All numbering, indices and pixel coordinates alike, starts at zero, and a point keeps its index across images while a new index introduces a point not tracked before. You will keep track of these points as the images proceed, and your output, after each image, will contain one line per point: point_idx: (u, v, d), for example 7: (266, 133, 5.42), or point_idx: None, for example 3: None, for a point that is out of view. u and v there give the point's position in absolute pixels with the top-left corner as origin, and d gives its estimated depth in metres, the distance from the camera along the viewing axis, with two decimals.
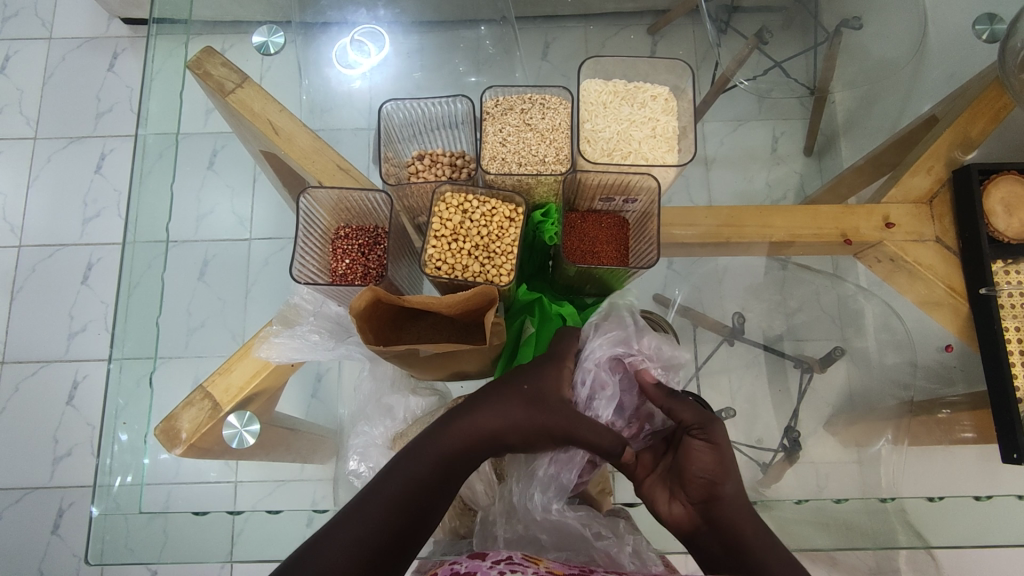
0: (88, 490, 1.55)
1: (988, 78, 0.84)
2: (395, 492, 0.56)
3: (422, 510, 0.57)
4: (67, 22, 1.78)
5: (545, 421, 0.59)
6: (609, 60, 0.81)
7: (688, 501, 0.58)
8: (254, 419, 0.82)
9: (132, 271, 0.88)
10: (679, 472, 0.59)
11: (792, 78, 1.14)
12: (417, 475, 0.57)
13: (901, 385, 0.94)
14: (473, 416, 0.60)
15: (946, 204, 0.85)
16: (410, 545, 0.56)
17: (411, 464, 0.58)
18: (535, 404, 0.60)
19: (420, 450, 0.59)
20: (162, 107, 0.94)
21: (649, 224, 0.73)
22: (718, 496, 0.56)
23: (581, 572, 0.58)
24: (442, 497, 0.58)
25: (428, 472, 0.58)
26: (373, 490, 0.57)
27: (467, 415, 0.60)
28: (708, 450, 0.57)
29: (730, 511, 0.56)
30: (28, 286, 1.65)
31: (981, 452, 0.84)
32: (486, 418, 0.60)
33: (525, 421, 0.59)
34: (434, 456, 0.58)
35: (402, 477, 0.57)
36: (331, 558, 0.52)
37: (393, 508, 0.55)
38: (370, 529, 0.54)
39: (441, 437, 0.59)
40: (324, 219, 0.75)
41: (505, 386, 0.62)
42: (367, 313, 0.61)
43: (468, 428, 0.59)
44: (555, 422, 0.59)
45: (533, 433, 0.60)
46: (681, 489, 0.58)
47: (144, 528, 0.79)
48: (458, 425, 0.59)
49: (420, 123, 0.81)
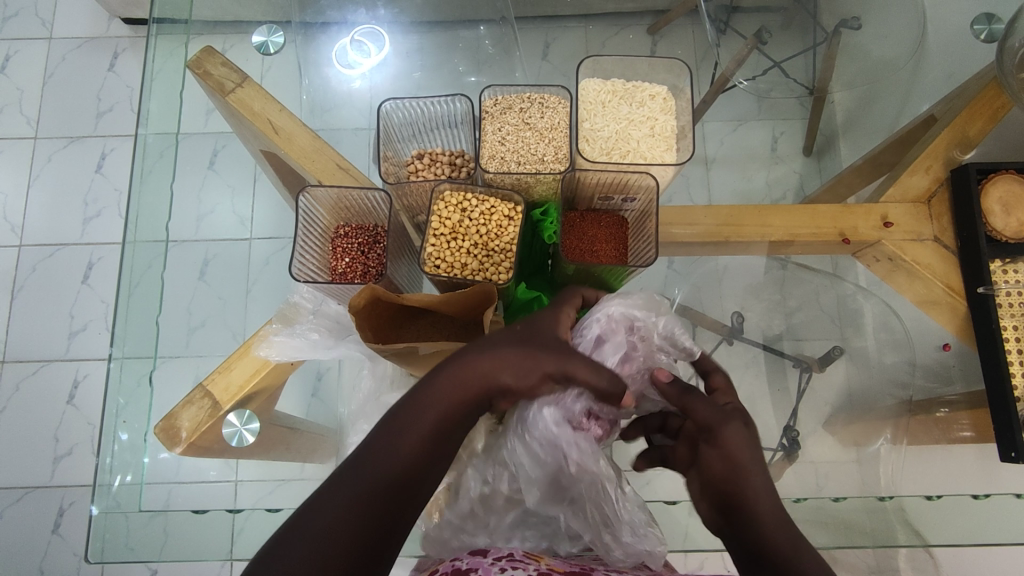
0: (89, 490, 1.55)
1: (985, 78, 0.84)
2: (385, 457, 0.52)
3: (415, 477, 0.53)
4: (67, 22, 1.79)
5: (538, 360, 0.56)
6: (607, 59, 0.82)
7: (710, 507, 0.57)
8: (254, 418, 0.81)
9: (132, 271, 0.88)
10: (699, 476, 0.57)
11: (793, 77, 1.16)
12: (407, 439, 0.53)
13: (900, 385, 0.93)
14: (464, 367, 0.56)
15: (944, 203, 0.85)
16: (404, 513, 0.52)
17: (398, 421, 0.54)
18: (531, 350, 0.57)
19: (410, 411, 0.54)
20: (162, 107, 0.94)
21: (647, 223, 0.73)
22: (738, 503, 0.54)
23: (582, 569, 0.59)
24: (437, 459, 0.55)
25: (418, 438, 0.54)
26: (360, 457, 0.53)
27: (455, 363, 0.56)
28: (726, 452, 0.54)
29: (762, 513, 0.53)
30: (28, 285, 1.65)
31: (980, 451, 0.86)
32: (481, 372, 0.56)
33: (516, 362, 0.56)
34: (425, 419, 0.54)
35: (391, 441, 0.53)
36: (318, 526, 0.49)
37: (382, 477, 0.52)
38: (360, 499, 0.50)
39: (431, 395, 0.55)
40: (323, 218, 0.75)
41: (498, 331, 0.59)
42: (366, 311, 0.62)
43: (460, 385, 0.55)
44: (548, 361, 0.56)
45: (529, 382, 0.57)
46: (704, 489, 0.56)
47: (144, 527, 0.79)
48: (448, 380, 0.55)
49: (419, 122, 0.81)
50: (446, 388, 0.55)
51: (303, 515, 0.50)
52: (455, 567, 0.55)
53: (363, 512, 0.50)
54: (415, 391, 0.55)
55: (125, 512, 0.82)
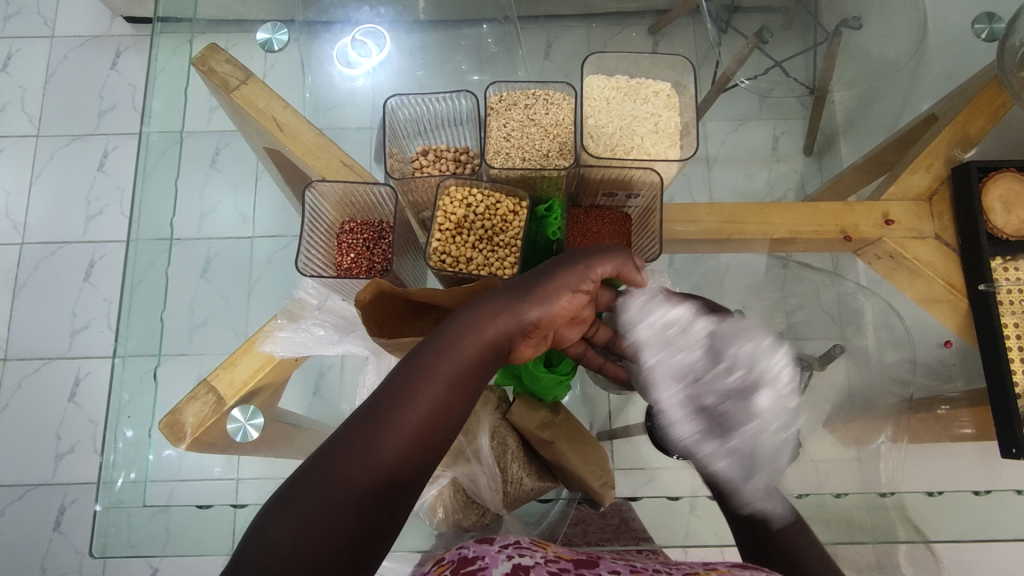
0: (91, 487, 1.55)
1: (987, 76, 0.85)
2: (397, 411, 0.50)
3: (431, 433, 0.51)
4: (69, 21, 1.79)
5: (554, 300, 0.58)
6: (610, 57, 0.82)
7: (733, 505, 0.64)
8: (258, 414, 0.82)
9: (135, 269, 0.89)
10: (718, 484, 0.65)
11: (792, 76, 1.16)
12: (424, 393, 0.51)
13: (901, 383, 0.90)
14: (477, 312, 0.55)
15: (946, 201, 0.86)
16: (416, 472, 0.50)
17: (414, 372, 0.52)
18: (546, 290, 0.58)
19: (426, 363, 0.52)
20: (166, 105, 0.95)
21: (651, 220, 0.75)
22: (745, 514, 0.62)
23: (588, 558, 0.59)
24: (453, 415, 0.52)
25: (435, 392, 0.51)
26: (371, 409, 0.50)
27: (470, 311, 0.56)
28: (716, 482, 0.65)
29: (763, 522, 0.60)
30: (30, 283, 1.65)
31: (981, 448, 0.87)
32: (498, 317, 0.56)
33: (532, 302, 0.58)
34: (441, 372, 0.52)
35: (405, 393, 0.51)
36: (332, 480, 0.47)
37: (397, 434, 0.49)
38: (372, 457, 0.48)
39: (448, 344, 0.53)
40: (328, 214, 0.75)
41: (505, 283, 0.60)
42: (371, 304, 0.62)
43: (477, 332, 0.55)
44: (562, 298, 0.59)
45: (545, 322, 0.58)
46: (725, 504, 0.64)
47: (147, 523, 0.80)
48: (467, 328, 0.55)
49: (425, 120, 0.81)
50: (464, 336, 0.54)
51: (310, 469, 0.48)
52: (462, 555, 0.56)
53: (375, 471, 0.48)
54: (423, 344, 0.53)
55: (127, 509, 0.81)
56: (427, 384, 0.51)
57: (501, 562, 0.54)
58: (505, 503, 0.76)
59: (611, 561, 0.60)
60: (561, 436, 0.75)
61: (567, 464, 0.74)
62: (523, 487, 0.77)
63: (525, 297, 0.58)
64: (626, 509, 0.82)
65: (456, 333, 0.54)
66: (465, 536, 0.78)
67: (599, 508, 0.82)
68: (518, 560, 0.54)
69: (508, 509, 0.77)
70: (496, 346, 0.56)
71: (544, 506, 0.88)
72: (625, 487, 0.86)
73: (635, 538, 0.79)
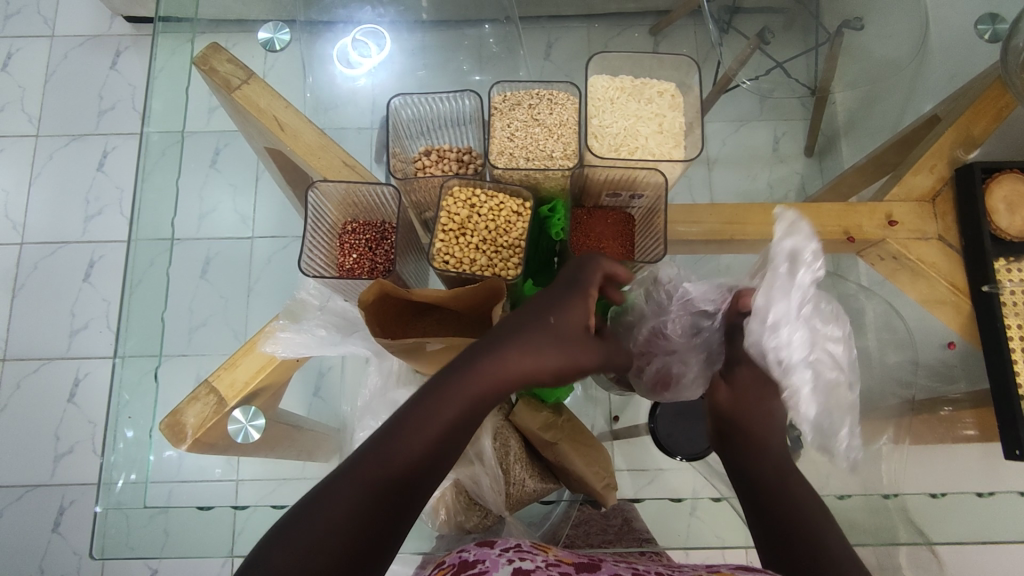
0: (90, 488, 1.55)
1: (990, 77, 0.85)
2: (404, 444, 0.51)
3: (426, 469, 0.52)
4: (68, 21, 1.79)
5: (576, 354, 0.56)
6: (615, 57, 0.82)
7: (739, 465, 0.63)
8: (259, 414, 0.82)
9: (134, 269, 0.88)
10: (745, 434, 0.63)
11: (794, 77, 1.16)
12: (420, 432, 0.52)
13: (903, 384, 0.88)
14: (497, 360, 0.54)
15: (948, 202, 0.86)
16: (410, 506, 0.51)
17: (426, 408, 0.52)
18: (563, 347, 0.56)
19: (424, 401, 0.53)
20: (167, 104, 0.95)
21: (655, 221, 0.74)
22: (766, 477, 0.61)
23: (589, 560, 0.59)
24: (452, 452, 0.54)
25: (432, 431, 0.52)
26: (368, 448, 0.51)
27: (491, 356, 0.54)
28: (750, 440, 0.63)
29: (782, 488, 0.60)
30: (29, 283, 1.64)
31: (983, 449, 0.87)
32: (500, 364, 0.54)
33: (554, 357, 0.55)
34: (438, 412, 0.52)
35: (402, 432, 0.51)
36: (340, 506, 0.48)
37: (392, 471, 0.50)
38: (367, 494, 0.49)
39: (448, 385, 0.53)
40: (330, 214, 0.75)
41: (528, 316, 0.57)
42: (374, 306, 0.62)
43: (478, 377, 0.53)
44: (582, 352, 0.56)
45: (549, 371, 0.55)
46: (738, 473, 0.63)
47: (147, 525, 0.79)
48: (466, 372, 0.54)
49: (428, 120, 0.81)
50: (465, 380, 0.53)
51: (306, 505, 0.49)
52: (463, 559, 0.56)
53: (369, 507, 0.49)
54: (439, 380, 0.53)
55: (127, 511, 0.81)
56: (425, 424, 0.52)
57: (502, 566, 0.54)
58: (507, 504, 0.76)
59: (612, 563, 0.60)
60: (564, 437, 0.74)
61: (568, 464, 0.74)
62: (526, 489, 0.76)
63: (529, 344, 0.55)
64: (629, 510, 0.83)
65: (472, 378, 0.53)
66: (467, 538, 0.78)
67: (601, 508, 0.82)
68: (518, 564, 0.54)
69: (510, 510, 0.77)
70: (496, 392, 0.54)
71: (547, 506, 0.87)
72: (629, 487, 0.86)
73: (638, 539, 0.79)
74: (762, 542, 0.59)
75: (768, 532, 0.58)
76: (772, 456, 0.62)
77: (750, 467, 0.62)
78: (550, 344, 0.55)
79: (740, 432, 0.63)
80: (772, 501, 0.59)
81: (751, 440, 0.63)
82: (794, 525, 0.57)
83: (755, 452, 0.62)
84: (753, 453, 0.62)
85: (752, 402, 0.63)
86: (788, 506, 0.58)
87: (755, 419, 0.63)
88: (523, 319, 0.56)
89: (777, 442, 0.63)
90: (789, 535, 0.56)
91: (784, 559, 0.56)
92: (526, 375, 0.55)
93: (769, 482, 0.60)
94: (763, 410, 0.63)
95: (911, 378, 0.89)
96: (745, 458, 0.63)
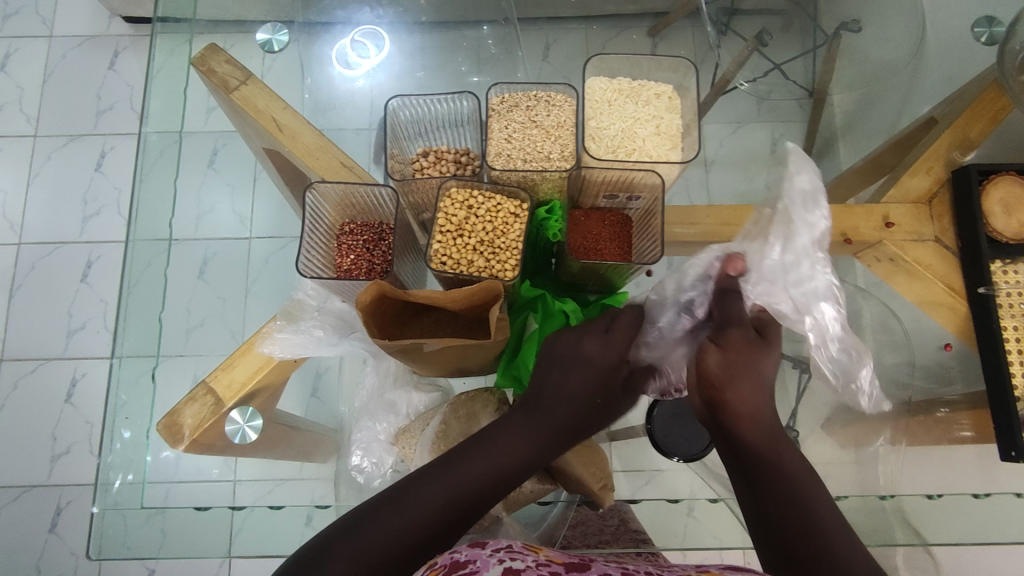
0: (88, 488, 1.54)
1: (986, 79, 0.85)
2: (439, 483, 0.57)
3: (463, 506, 0.57)
4: (67, 21, 1.78)
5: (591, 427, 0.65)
6: (613, 58, 0.82)
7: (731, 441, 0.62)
8: (257, 415, 0.81)
9: (132, 270, 0.88)
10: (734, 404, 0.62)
11: (792, 79, 1.17)
12: (463, 476, 0.58)
13: (900, 384, 0.88)
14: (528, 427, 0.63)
15: (946, 204, 0.86)
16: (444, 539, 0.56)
17: (462, 461, 0.59)
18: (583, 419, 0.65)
19: (470, 449, 0.60)
20: (165, 105, 0.95)
21: (651, 222, 0.74)
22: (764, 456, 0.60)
23: (580, 561, 0.59)
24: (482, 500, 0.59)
25: (473, 475, 0.58)
26: (410, 484, 0.57)
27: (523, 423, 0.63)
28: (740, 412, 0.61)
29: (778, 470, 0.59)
30: (27, 283, 1.64)
31: (980, 450, 0.85)
32: (543, 425, 0.63)
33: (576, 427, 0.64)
34: (483, 461, 0.59)
35: (445, 474, 0.58)
36: (378, 532, 0.54)
37: (430, 506, 0.56)
38: (405, 523, 0.55)
39: (496, 441, 0.61)
40: (329, 215, 0.75)
41: (558, 380, 0.65)
42: (372, 307, 0.62)
43: (523, 435, 0.62)
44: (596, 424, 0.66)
45: (580, 433, 0.65)
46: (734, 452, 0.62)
47: (144, 526, 0.80)
48: (513, 431, 0.62)
49: (426, 121, 0.81)
50: (513, 437, 0.62)
51: (340, 532, 0.54)
52: (454, 559, 0.54)
53: (405, 536, 0.54)
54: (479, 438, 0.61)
55: (124, 511, 0.81)
56: (468, 468, 0.59)
57: (493, 565, 0.53)
58: (503, 504, 0.76)
59: (603, 564, 0.59)
60: None
61: (566, 466, 0.73)
62: (522, 490, 0.76)
63: (570, 409, 0.64)
64: (626, 510, 0.85)
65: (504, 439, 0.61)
66: (464, 539, 0.77)
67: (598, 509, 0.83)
68: (510, 563, 0.54)
69: (505, 511, 0.78)
70: (539, 451, 0.62)
71: (544, 507, 0.84)
72: (625, 487, 0.85)
73: (635, 539, 0.82)
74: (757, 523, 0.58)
75: (763, 513, 0.57)
76: (757, 427, 0.61)
77: (737, 441, 0.61)
78: (590, 413, 0.65)
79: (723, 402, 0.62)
80: (770, 491, 0.58)
81: (736, 414, 0.61)
82: (786, 506, 0.56)
83: (746, 425, 0.61)
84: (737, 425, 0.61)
85: (740, 365, 0.63)
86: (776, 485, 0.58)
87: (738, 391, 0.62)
88: (564, 385, 0.64)
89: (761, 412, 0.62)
90: (784, 517, 0.56)
91: (783, 542, 0.55)
92: (566, 439, 0.64)
93: (756, 459, 0.60)
94: (752, 376, 0.62)
95: (905, 379, 0.89)
96: (731, 431, 0.62)
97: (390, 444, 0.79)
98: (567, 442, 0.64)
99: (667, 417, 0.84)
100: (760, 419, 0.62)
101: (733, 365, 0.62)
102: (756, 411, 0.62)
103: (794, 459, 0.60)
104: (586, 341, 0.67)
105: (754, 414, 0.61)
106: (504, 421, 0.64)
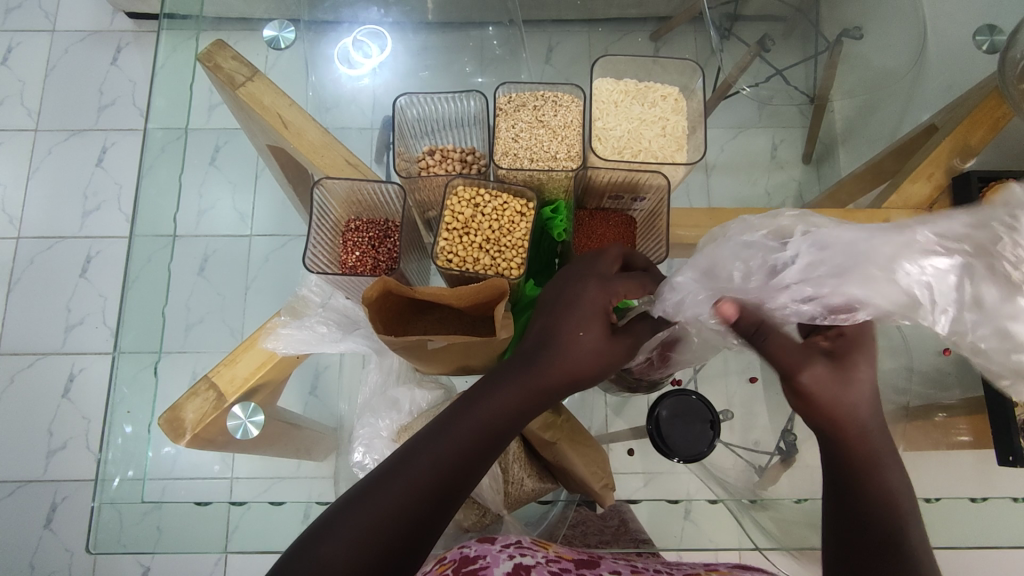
0: (82, 484, 1.54)
1: (986, 88, 0.86)
2: (420, 463, 0.50)
3: (452, 480, 0.50)
4: (69, 15, 1.78)
5: (583, 373, 0.56)
6: (620, 60, 0.82)
7: (838, 452, 0.53)
8: (258, 411, 0.82)
9: (134, 265, 0.90)
10: (823, 404, 0.51)
11: (793, 84, 1.17)
12: (445, 449, 0.51)
13: (896, 389, 0.87)
14: (510, 383, 0.54)
15: (946, 211, 0.87)
16: (439, 519, 0.50)
17: (441, 437, 0.52)
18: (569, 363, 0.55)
19: (450, 421, 0.53)
20: (170, 102, 0.96)
21: (657, 222, 0.75)
22: (874, 475, 0.52)
23: (588, 557, 0.60)
24: (470, 472, 0.52)
25: (456, 445, 0.51)
26: (387, 470, 0.50)
27: (506, 382, 0.54)
28: (853, 416, 0.52)
29: (895, 496, 0.51)
30: (25, 278, 1.64)
31: (977, 456, 0.84)
32: (536, 381, 0.55)
33: (561, 377, 0.55)
34: (467, 428, 0.52)
35: (424, 449, 0.51)
36: (362, 523, 0.47)
37: (413, 487, 0.49)
38: (387, 509, 0.48)
39: (481, 400, 0.54)
40: (334, 211, 0.76)
41: (563, 336, 0.56)
42: (378, 303, 0.61)
43: (509, 392, 0.54)
44: (588, 366, 0.56)
45: (570, 387, 0.56)
46: (832, 464, 0.54)
47: (139, 521, 0.80)
48: (496, 390, 0.54)
49: (432, 120, 0.82)
50: (498, 397, 0.54)
51: (321, 527, 0.48)
52: (464, 554, 0.56)
53: (391, 523, 0.48)
54: (462, 408, 0.53)
55: (122, 508, 0.81)
56: (453, 439, 0.51)
57: (502, 561, 0.55)
58: (505, 502, 0.76)
59: (611, 561, 0.61)
60: (563, 437, 0.74)
61: (567, 465, 0.74)
62: (524, 488, 0.77)
63: (562, 364, 0.55)
64: (626, 510, 0.84)
65: (489, 403, 0.53)
66: (465, 536, 0.78)
67: (596, 508, 0.85)
68: (519, 559, 0.55)
69: (509, 510, 0.78)
70: (531, 405, 0.55)
71: (544, 506, 0.87)
72: (624, 488, 0.85)
73: (634, 540, 0.80)
74: (843, 554, 0.51)
75: (847, 542, 0.51)
76: (869, 447, 0.52)
77: (844, 463, 0.52)
78: (580, 360, 0.56)
79: (838, 422, 0.52)
80: (881, 523, 0.50)
81: (846, 430, 0.52)
82: (880, 544, 0.49)
83: (858, 439, 0.52)
84: (841, 444, 0.52)
85: (831, 392, 0.51)
86: (880, 518, 0.50)
87: (849, 415, 0.52)
88: (552, 331, 0.56)
89: (871, 433, 0.53)
90: (883, 554, 0.49)
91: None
92: (558, 389, 0.56)
93: (853, 484, 0.52)
94: (855, 384, 0.52)
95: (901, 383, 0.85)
96: (829, 444, 0.53)
97: (393, 440, 0.79)
98: (558, 395, 0.56)
99: (668, 418, 0.81)
100: (873, 442, 0.52)
101: (821, 397, 0.51)
102: (863, 423, 0.52)
103: (903, 489, 0.52)
104: (589, 290, 0.58)
105: (865, 434, 0.52)
106: (485, 381, 0.56)
